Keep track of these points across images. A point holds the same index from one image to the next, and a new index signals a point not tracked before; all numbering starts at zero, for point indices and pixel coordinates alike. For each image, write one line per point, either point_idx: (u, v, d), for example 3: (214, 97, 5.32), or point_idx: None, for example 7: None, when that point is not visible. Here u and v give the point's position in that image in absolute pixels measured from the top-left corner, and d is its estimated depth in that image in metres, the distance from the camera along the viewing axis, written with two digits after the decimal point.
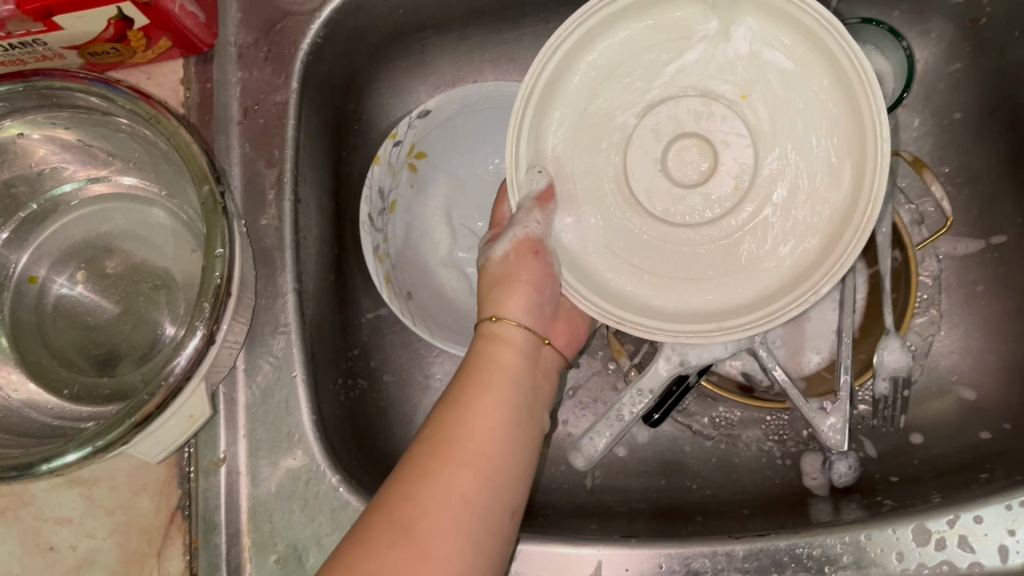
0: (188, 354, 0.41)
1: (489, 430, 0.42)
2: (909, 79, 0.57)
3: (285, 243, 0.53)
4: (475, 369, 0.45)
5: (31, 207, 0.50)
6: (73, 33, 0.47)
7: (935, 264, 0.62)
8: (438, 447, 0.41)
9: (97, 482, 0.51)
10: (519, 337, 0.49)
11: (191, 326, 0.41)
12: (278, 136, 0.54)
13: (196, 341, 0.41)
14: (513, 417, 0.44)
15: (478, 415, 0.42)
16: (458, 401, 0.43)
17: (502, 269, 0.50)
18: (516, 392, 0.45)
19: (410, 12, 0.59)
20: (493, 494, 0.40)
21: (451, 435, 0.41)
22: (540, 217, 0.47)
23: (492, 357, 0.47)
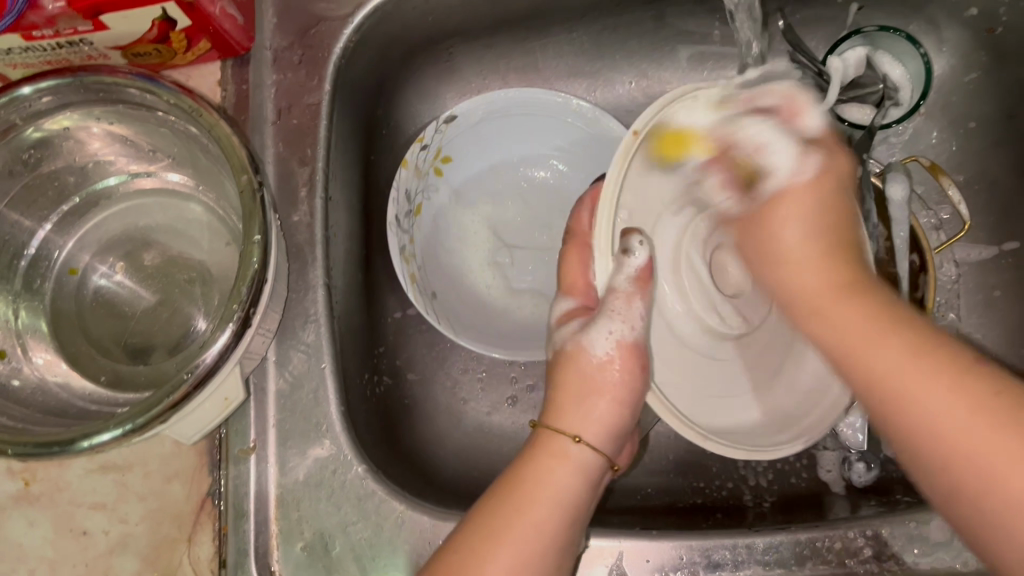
0: (217, 349, 0.42)
1: (543, 519, 0.43)
2: (927, 85, 0.58)
3: (316, 239, 0.55)
4: (518, 476, 0.45)
5: (75, 200, 0.52)
6: (118, 33, 0.49)
7: (953, 269, 0.62)
8: (493, 525, 0.42)
9: (131, 469, 0.52)
10: (588, 459, 0.47)
11: (224, 317, 0.42)
12: (311, 136, 0.56)
13: (225, 337, 0.42)
14: (568, 511, 0.44)
15: (539, 504, 0.43)
16: (511, 485, 0.44)
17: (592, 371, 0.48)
18: (570, 492, 0.45)
19: (439, 20, 0.61)
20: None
21: (503, 517, 0.42)
22: (628, 301, 0.48)
23: (544, 469, 0.45)
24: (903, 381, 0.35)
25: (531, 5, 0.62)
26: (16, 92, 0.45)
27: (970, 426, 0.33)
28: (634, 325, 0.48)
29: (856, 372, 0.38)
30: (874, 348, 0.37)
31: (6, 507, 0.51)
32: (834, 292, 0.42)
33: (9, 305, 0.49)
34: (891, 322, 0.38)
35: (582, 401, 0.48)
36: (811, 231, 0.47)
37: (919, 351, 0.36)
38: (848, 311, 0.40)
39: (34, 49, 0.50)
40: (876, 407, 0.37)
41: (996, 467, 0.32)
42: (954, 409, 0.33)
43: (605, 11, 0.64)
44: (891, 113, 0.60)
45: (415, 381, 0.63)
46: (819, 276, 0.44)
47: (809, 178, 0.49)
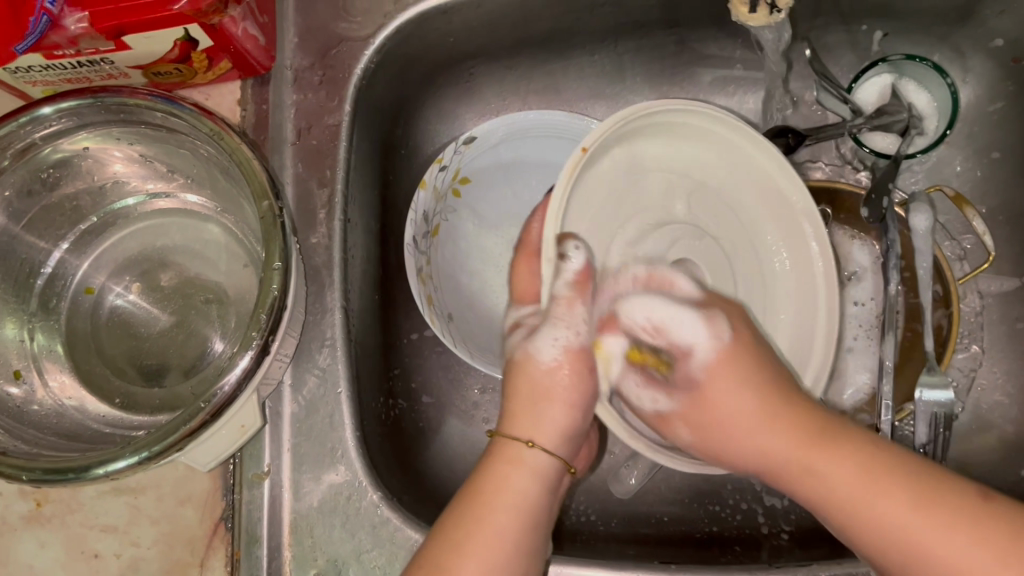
0: (240, 370, 0.42)
1: (499, 538, 0.42)
2: (953, 114, 0.57)
3: (333, 262, 0.54)
4: (476, 490, 0.44)
5: (91, 220, 0.52)
6: (140, 53, 0.49)
7: (977, 300, 0.61)
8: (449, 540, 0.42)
9: (144, 491, 0.52)
10: (546, 465, 0.46)
11: (243, 344, 0.42)
12: (330, 158, 0.56)
13: (248, 359, 0.42)
14: (520, 528, 0.43)
15: (492, 524, 0.42)
16: (475, 499, 0.43)
17: (547, 379, 0.47)
18: (524, 507, 0.44)
19: (459, 42, 0.61)
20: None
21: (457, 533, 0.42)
22: (572, 304, 0.46)
23: (502, 480, 0.44)
24: (852, 489, 0.39)
25: (553, 27, 0.62)
26: (36, 112, 0.45)
27: (924, 530, 0.37)
28: (578, 330, 0.47)
29: (812, 494, 0.41)
30: (911, 525, 0.37)
31: (17, 528, 0.51)
32: (815, 449, 0.41)
33: (24, 326, 0.49)
34: (880, 462, 0.39)
35: (546, 407, 0.47)
36: (739, 373, 0.45)
37: (920, 497, 0.37)
38: (842, 460, 0.40)
39: (55, 68, 0.49)
40: (853, 541, 0.39)
41: (886, 518, 0.38)
42: (974, 556, 0.35)
43: (627, 34, 0.63)
44: (916, 144, 0.59)
45: (430, 404, 0.63)
46: (776, 448, 0.42)
47: (725, 349, 0.46)
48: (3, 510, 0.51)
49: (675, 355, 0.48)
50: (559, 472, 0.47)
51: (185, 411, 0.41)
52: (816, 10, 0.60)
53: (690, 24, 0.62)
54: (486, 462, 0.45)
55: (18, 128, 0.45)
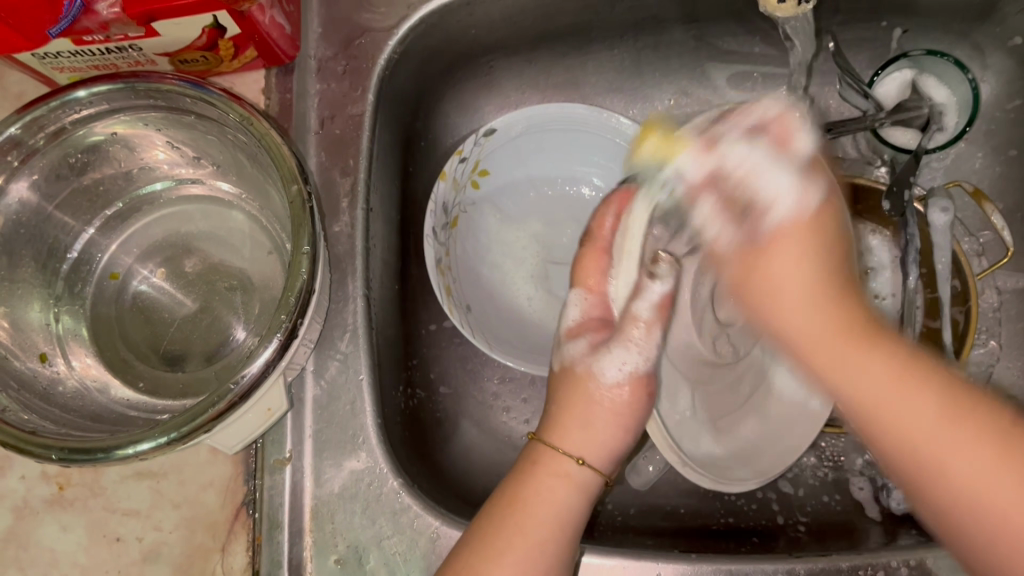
0: (259, 364, 0.42)
1: (537, 542, 0.46)
2: (975, 110, 0.58)
3: (356, 250, 0.54)
4: (518, 498, 0.47)
5: (117, 205, 0.52)
6: (168, 40, 0.50)
7: (995, 296, 0.61)
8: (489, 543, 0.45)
9: (166, 476, 0.52)
10: (586, 477, 0.50)
11: (271, 328, 0.42)
12: (353, 147, 0.56)
13: (271, 350, 0.42)
14: (561, 535, 0.46)
15: (527, 529, 0.46)
16: (513, 503, 0.47)
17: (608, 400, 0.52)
18: (564, 516, 0.47)
19: (481, 34, 0.61)
20: None
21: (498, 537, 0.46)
22: (644, 335, 0.52)
23: (543, 491, 0.48)
24: (929, 423, 0.38)
25: (574, 21, 0.62)
26: (68, 95, 0.45)
27: (982, 478, 0.36)
28: (647, 355, 0.52)
29: (858, 413, 0.41)
30: (947, 432, 0.38)
31: (39, 511, 0.51)
32: (846, 343, 0.43)
33: (50, 309, 0.49)
34: (924, 378, 0.39)
35: (599, 425, 0.51)
36: (811, 248, 0.47)
37: (952, 412, 0.38)
38: (886, 364, 0.41)
39: (84, 54, 0.50)
40: (889, 450, 0.40)
41: (956, 468, 0.37)
42: (999, 476, 0.36)
43: (647, 29, 0.64)
44: (937, 139, 0.60)
45: (447, 395, 0.63)
46: (811, 325, 0.45)
47: (805, 218, 0.48)
48: (26, 493, 0.52)
49: (753, 203, 0.50)
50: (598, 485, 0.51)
51: (212, 394, 0.42)
52: (836, 5, 0.61)
53: (710, 19, 0.63)
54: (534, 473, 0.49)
55: (50, 111, 0.45)
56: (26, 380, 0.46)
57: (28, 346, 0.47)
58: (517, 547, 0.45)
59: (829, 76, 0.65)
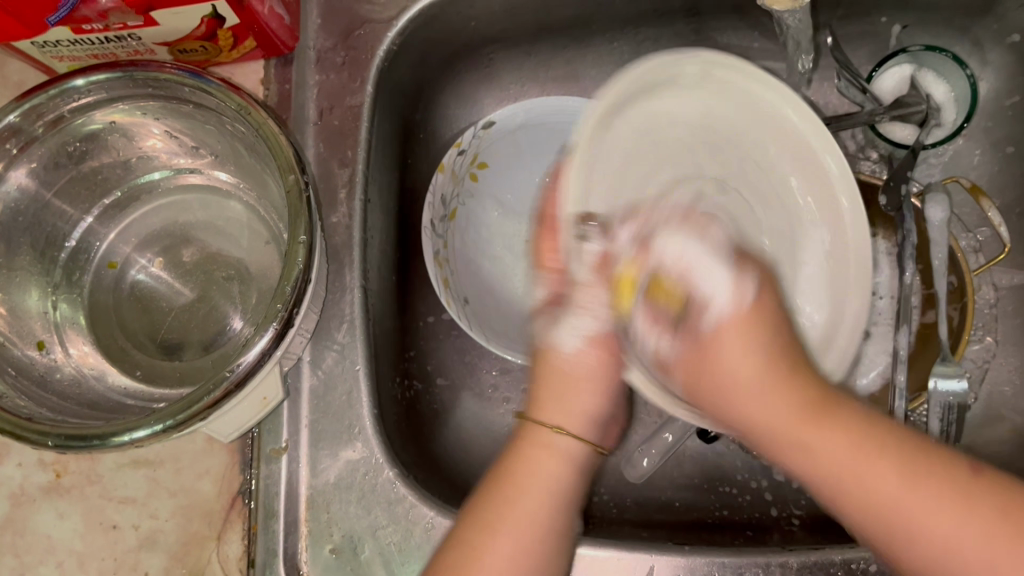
0: (256, 352, 0.42)
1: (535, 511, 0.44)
2: (973, 105, 0.58)
3: (353, 241, 0.54)
4: (504, 470, 0.46)
5: (116, 194, 0.52)
6: (167, 29, 0.50)
7: (992, 292, 0.61)
8: (483, 517, 0.44)
9: (162, 464, 0.52)
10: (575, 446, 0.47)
11: (268, 317, 0.42)
12: (352, 138, 0.56)
13: (266, 339, 0.42)
14: (557, 502, 0.45)
15: (525, 500, 0.44)
16: (498, 479, 0.45)
17: (572, 368, 0.49)
18: (561, 483, 0.46)
19: (481, 26, 0.61)
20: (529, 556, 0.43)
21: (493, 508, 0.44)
22: (599, 295, 0.48)
23: (528, 459, 0.46)
24: (886, 489, 0.36)
25: (574, 13, 0.62)
26: (67, 83, 0.45)
27: (958, 532, 0.34)
28: (597, 317, 0.48)
29: (807, 476, 0.38)
30: (883, 479, 0.36)
31: (36, 498, 0.51)
32: (804, 425, 0.38)
33: (47, 297, 0.49)
34: (879, 437, 0.37)
35: (568, 392, 0.49)
36: (754, 332, 0.43)
37: (903, 467, 0.36)
38: (834, 436, 0.37)
39: (84, 42, 0.50)
40: (835, 503, 0.38)
41: (925, 532, 0.35)
42: (984, 545, 0.34)
43: (646, 22, 0.64)
44: (934, 135, 0.60)
45: (444, 386, 0.63)
46: (767, 415, 0.40)
47: (745, 312, 0.44)
48: (23, 481, 0.52)
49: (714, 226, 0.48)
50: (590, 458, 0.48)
51: (207, 383, 0.42)
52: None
53: (710, 13, 0.63)
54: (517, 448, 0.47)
55: (49, 100, 0.45)
56: (23, 367, 0.46)
57: (26, 333, 0.47)
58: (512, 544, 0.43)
59: (828, 71, 0.65)
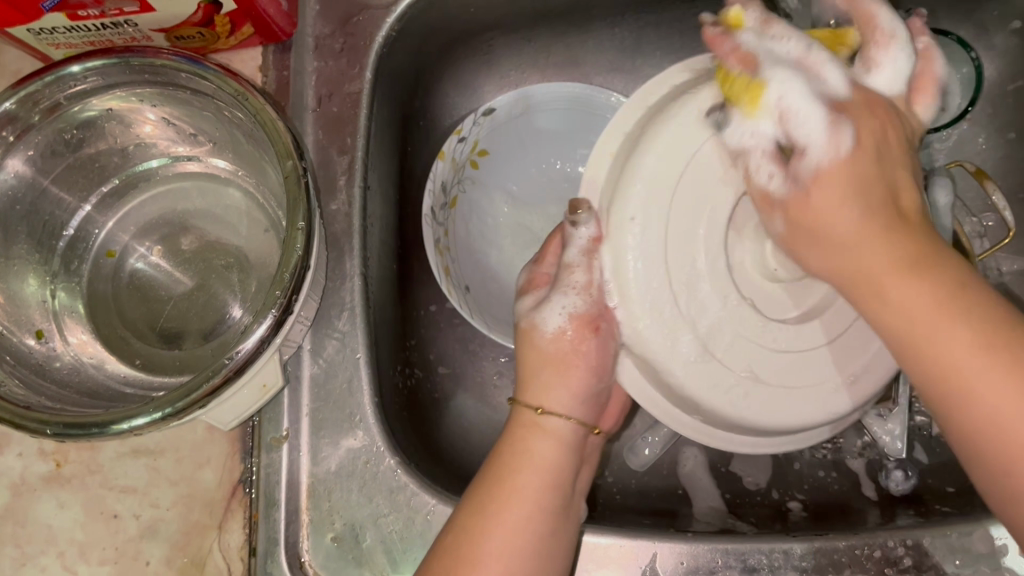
0: (254, 340, 0.42)
1: (529, 502, 0.45)
2: (976, 90, 0.58)
3: (353, 228, 0.54)
4: (506, 462, 0.47)
5: (113, 182, 0.52)
6: (164, 15, 0.49)
7: (996, 278, 0.61)
8: (482, 507, 0.44)
9: (163, 453, 0.52)
10: (564, 429, 0.49)
11: (266, 304, 0.42)
12: (351, 125, 0.56)
13: (266, 325, 0.42)
14: (553, 490, 0.46)
15: (517, 493, 0.45)
16: (503, 469, 0.46)
17: (553, 348, 0.49)
18: (555, 478, 0.47)
19: (480, 12, 0.61)
20: (541, 544, 0.44)
21: (494, 500, 0.45)
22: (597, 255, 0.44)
23: (529, 448, 0.47)
24: (962, 364, 0.34)
25: None
26: (63, 70, 0.45)
27: (972, 359, 0.34)
28: (584, 296, 0.46)
29: (917, 369, 0.36)
30: (948, 322, 0.34)
31: (36, 488, 0.51)
32: (902, 272, 0.35)
33: (46, 285, 0.49)
34: (908, 262, 0.35)
35: (565, 372, 0.49)
36: (847, 190, 0.36)
37: (943, 297, 0.35)
38: (967, 339, 0.34)
39: (79, 29, 0.49)
40: (904, 356, 0.37)
41: (1007, 411, 0.34)
42: (998, 382, 0.34)
43: (648, 7, 0.63)
44: (935, 117, 0.60)
45: (446, 374, 0.63)
46: (845, 262, 0.37)
47: (842, 160, 0.36)
48: (23, 470, 0.52)
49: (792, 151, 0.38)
50: (581, 437, 0.50)
51: (207, 370, 0.42)
52: None
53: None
54: (512, 435, 0.48)
55: (45, 86, 0.45)
56: (21, 355, 0.46)
57: (24, 322, 0.47)
58: (516, 524, 0.44)
59: None
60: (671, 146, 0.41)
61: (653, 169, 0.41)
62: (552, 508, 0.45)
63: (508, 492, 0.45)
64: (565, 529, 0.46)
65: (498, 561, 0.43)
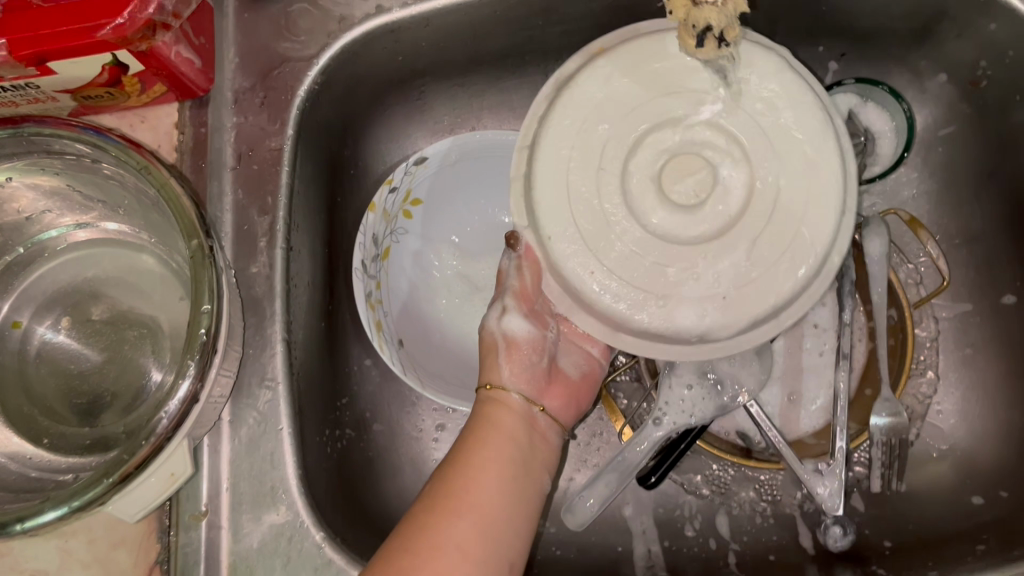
0: (174, 406, 0.40)
1: (496, 466, 0.48)
2: (910, 139, 0.58)
3: (275, 291, 0.52)
4: (476, 428, 0.50)
5: (17, 251, 0.50)
6: (66, 77, 0.46)
7: (933, 324, 0.61)
8: (460, 464, 0.47)
9: (74, 534, 0.49)
10: (518, 404, 0.52)
11: (180, 370, 0.40)
12: (272, 183, 0.54)
13: (187, 385, 0.40)
14: (521, 459, 0.49)
15: (489, 457, 0.48)
16: (471, 434, 0.50)
17: (505, 339, 0.53)
18: (520, 452, 0.49)
19: (409, 60, 0.59)
20: (516, 509, 0.47)
21: (468, 457, 0.48)
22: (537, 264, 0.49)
23: (495, 420, 0.51)
24: None
25: (508, 45, 0.60)
26: None
27: None
28: (514, 310, 0.53)
29: None
30: None
31: None
32: None
33: None
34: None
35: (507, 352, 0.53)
36: None
37: None
38: None
39: None
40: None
41: None
42: None
43: None
44: (882, 163, 0.60)
45: (380, 432, 0.62)
46: None
47: None
48: None
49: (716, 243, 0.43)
50: (533, 413, 0.53)
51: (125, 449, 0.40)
52: (770, 32, 0.59)
53: None
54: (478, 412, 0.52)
55: None
56: None
57: None
58: (496, 477, 0.47)
59: None
60: (583, 121, 0.44)
61: (574, 134, 0.44)
62: (518, 458, 0.49)
63: (484, 453, 0.48)
64: (532, 487, 0.49)
65: (485, 497, 0.46)
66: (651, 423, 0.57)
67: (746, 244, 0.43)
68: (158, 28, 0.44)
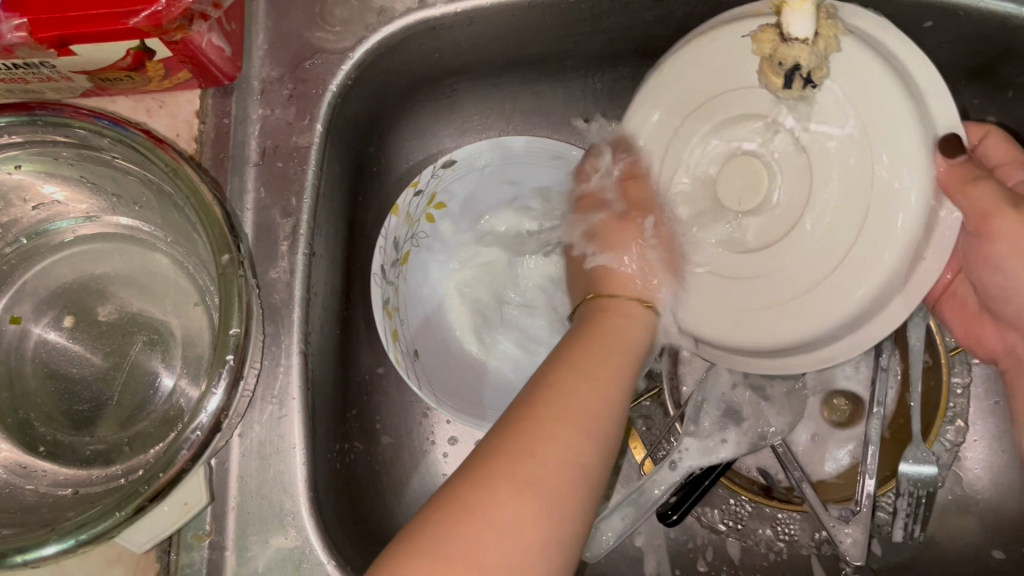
0: (203, 426, 0.37)
1: (616, 369, 0.42)
2: None
3: (294, 299, 0.49)
4: (586, 332, 0.46)
5: (19, 242, 0.46)
6: (87, 59, 0.42)
7: (968, 371, 0.57)
8: (585, 345, 0.44)
9: None
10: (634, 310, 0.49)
11: (212, 376, 0.37)
12: (297, 183, 0.50)
13: (216, 400, 0.37)
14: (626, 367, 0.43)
15: (601, 344, 0.44)
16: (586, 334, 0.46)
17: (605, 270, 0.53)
18: (632, 364, 0.44)
19: (446, 58, 0.56)
20: (595, 434, 0.38)
21: (598, 337, 0.45)
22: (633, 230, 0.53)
23: (624, 332, 0.47)
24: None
25: (550, 50, 0.57)
26: None
27: None
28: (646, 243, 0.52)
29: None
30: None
31: None
32: None
33: None
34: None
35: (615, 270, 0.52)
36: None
37: None
38: None
39: None
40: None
41: None
42: None
43: (626, 61, 0.59)
44: None
45: (389, 445, 0.59)
46: None
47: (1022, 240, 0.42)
48: None
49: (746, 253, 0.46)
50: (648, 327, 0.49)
51: (140, 478, 0.37)
52: None
53: None
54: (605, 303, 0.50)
55: None
56: None
57: None
58: (610, 367, 0.42)
59: None
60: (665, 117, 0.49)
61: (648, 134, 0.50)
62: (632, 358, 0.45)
63: (594, 338, 0.45)
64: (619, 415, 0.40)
65: (589, 404, 0.39)
66: (675, 457, 0.56)
67: (819, 236, 0.43)
68: (195, 18, 0.41)
